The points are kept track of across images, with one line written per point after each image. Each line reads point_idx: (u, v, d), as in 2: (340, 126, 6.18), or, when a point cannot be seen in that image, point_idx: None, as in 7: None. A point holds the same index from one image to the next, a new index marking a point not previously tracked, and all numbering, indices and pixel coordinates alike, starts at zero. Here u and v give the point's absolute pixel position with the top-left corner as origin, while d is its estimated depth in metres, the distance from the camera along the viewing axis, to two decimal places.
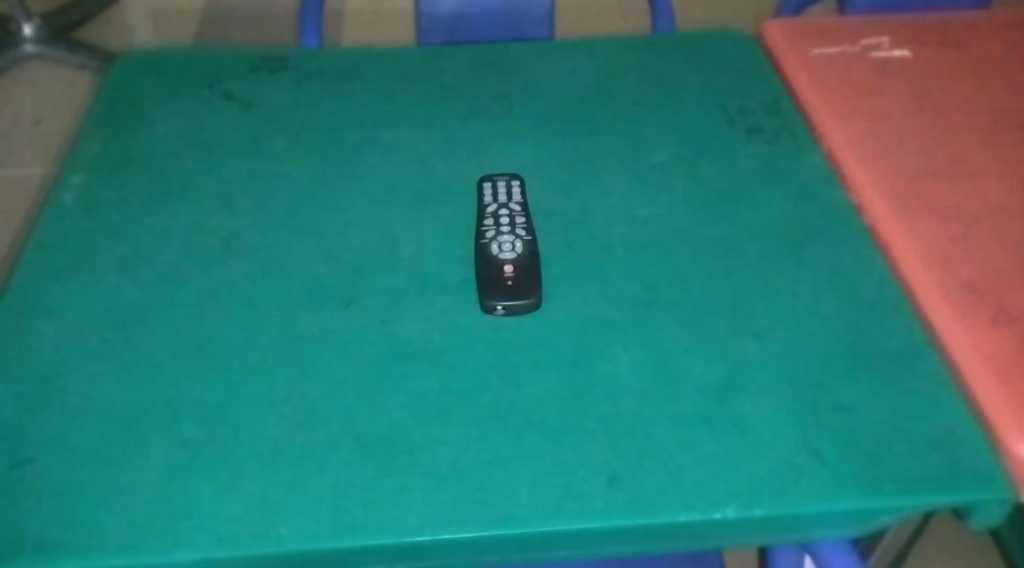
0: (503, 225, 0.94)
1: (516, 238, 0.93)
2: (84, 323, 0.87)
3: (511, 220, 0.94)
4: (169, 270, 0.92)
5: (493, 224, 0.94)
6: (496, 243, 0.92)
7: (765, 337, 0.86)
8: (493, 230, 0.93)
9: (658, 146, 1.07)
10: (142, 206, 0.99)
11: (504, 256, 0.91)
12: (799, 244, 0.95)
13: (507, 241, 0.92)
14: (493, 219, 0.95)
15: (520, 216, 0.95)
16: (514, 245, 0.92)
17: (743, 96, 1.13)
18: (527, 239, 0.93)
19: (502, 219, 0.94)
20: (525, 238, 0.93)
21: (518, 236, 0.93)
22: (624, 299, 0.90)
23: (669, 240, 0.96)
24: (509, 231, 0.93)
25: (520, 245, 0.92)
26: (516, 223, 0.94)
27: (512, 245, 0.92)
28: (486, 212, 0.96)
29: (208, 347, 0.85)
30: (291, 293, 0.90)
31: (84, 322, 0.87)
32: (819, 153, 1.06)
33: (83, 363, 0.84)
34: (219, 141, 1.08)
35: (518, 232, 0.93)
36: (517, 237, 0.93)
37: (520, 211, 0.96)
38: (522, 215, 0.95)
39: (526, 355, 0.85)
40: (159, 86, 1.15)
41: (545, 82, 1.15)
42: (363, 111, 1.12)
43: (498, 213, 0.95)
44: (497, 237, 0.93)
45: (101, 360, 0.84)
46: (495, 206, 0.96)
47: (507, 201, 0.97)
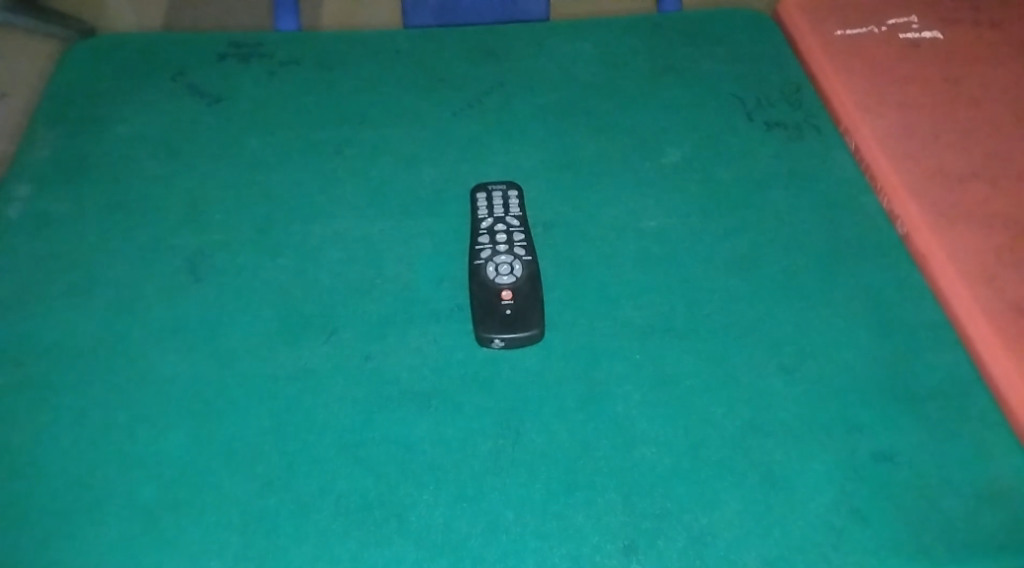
0: (499, 244, 0.84)
1: (514, 258, 0.83)
2: (30, 364, 0.78)
3: (508, 238, 0.85)
4: (127, 298, 0.83)
5: (488, 242, 0.84)
6: (492, 265, 0.82)
7: (793, 372, 0.77)
8: (488, 250, 0.84)
9: (669, 144, 0.96)
10: (97, 221, 0.89)
11: (501, 280, 0.81)
12: (828, 259, 0.86)
13: (505, 261, 0.82)
14: (488, 237, 0.85)
15: (518, 232, 0.85)
16: (512, 266, 0.82)
17: (762, 82, 1.03)
18: (527, 259, 0.83)
19: (498, 237, 0.85)
20: (525, 258, 0.83)
21: (516, 256, 0.83)
22: (636, 326, 0.80)
23: (683, 255, 0.86)
24: (506, 251, 0.83)
25: (519, 266, 0.82)
26: (514, 241, 0.84)
27: (510, 266, 0.82)
28: (480, 228, 0.86)
29: (168, 390, 0.76)
30: (264, 324, 0.81)
31: (30, 362, 0.78)
32: (845, 150, 0.96)
33: (28, 412, 0.75)
34: (182, 143, 0.97)
35: (517, 251, 0.83)
36: (515, 258, 0.83)
37: (518, 225, 0.86)
38: (521, 231, 0.85)
39: (527, 396, 0.76)
40: (116, 76, 1.03)
41: (543, 71, 1.04)
42: (342, 106, 1.01)
43: (494, 229, 0.85)
44: (493, 258, 0.83)
45: (49, 408, 0.75)
46: (491, 219, 0.86)
47: (504, 214, 0.87)
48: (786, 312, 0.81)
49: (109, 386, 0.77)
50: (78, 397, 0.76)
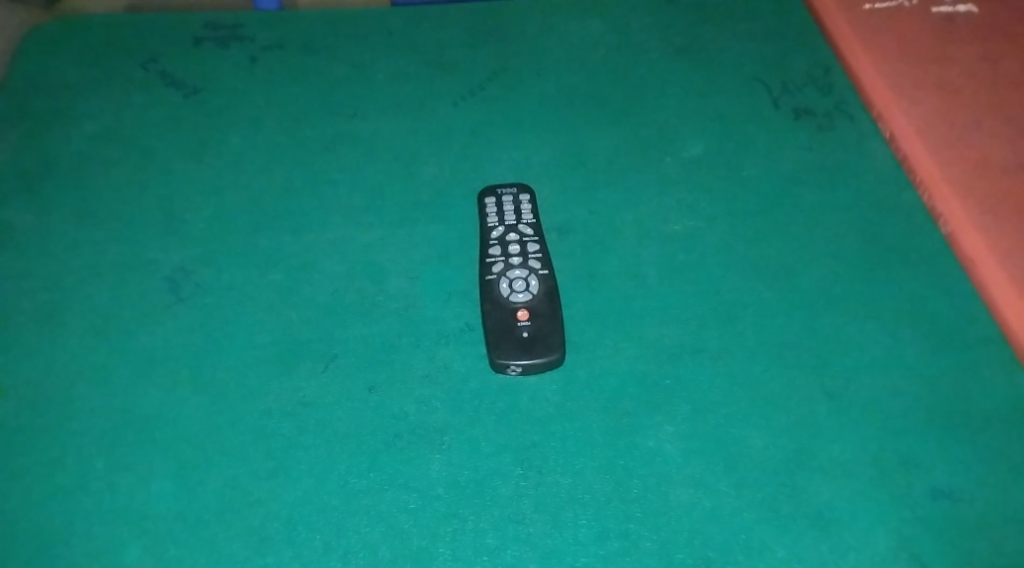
0: (512, 256, 0.77)
1: (530, 273, 0.76)
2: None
3: (522, 249, 0.77)
4: (103, 323, 0.75)
5: (499, 254, 0.77)
6: (506, 281, 0.75)
7: (839, 397, 0.71)
8: (501, 263, 0.76)
9: (690, 137, 0.89)
10: (65, 234, 0.81)
11: (516, 298, 0.74)
12: (868, 265, 0.79)
13: (520, 277, 0.75)
14: (500, 248, 0.78)
15: (532, 242, 0.78)
16: (528, 283, 0.75)
17: (788, 63, 0.94)
18: (544, 274, 0.76)
19: (511, 247, 0.77)
20: (541, 272, 0.76)
21: (532, 270, 0.76)
22: (664, 346, 0.74)
23: (712, 263, 0.79)
24: (520, 264, 0.76)
25: (535, 282, 0.75)
26: (528, 252, 0.77)
27: (526, 282, 0.75)
28: (491, 237, 0.78)
29: (151, 431, 0.70)
30: (256, 353, 0.74)
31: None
32: (880, 140, 0.88)
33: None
34: (157, 141, 0.88)
35: (532, 264, 0.76)
36: (530, 272, 0.76)
37: (532, 234, 0.79)
38: (535, 240, 0.78)
39: (550, 431, 0.70)
40: (81, 64, 0.94)
41: (549, 55, 0.96)
42: (332, 97, 0.93)
43: (506, 238, 0.78)
44: (506, 273, 0.76)
45: (19, 456, 0.69)
46: (501, 228, 0.79)
47: (516, 221, 0.79)
48: (828, 328, 0.75)
49: (87, 426, 0.70)
50: (53, 441, 0.69)
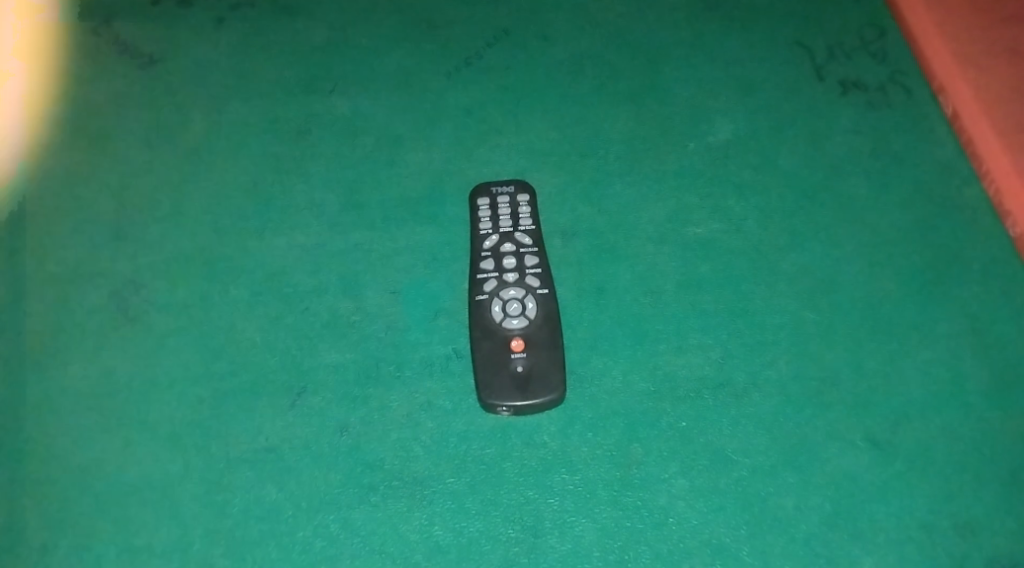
0: (507, 272, 0.67)
1: (526, 293, 0.66)
2: None
3: (518, 262, 0.67)
4: (44, 349, 0.67)
5: (493, 270, 0.67)
6: (498, 303, 0.65)
7: (884, 447, 0.61)
8: (494, 280, 0.66)
9: (717, 117, 0.77)
10: (4, 238, 0.71)
11: (510, 324, 0.64)
12: (923, 276, 0.68)
13: (515, 298, 0.65)
14: (493, 262, 0.67)
15: (531, 253, 0.68)
16: (524, 306, 0.65)
17: (834, 24, 0.81)
18: (543, 294, 0.66)
19: (505, 261, 0.67)
20: (540, 293, 0.66)
21: (529, 289, 0.66)
22: (682, 380, 0.64)
23: (740, 274, 0.68)
24: (516, 282, 0.66)
25: (533, 305, 0.65)
26: (525, 266, 0.67)
27: (522, 305, 0.65)
28: (483, 248, 0.68)
29: (98, 481, 0.63)
30: (215, 386, 0.65)
31: None
32: (940, 120, 0.75)
33: None
34: (108, 123, 0.77)
35: (529, 283, 0.66)
36: (527, 293, 0.66)
37: (531, 244, 0.68)
38: (534, 251, 0.68)
39: (546, 483, 0.61)
40: (25, 29, 0.82)
41: (557, 15, 0.83)
42: (307, 66, 0.81)
43: (500, 250, 0.68)
44: (499, 292, 0.66)
45: None
46: (495, 236, 0.68)
47: (512, 227, 0.69)
48: (875, 359, 0.64)
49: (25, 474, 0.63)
50: None
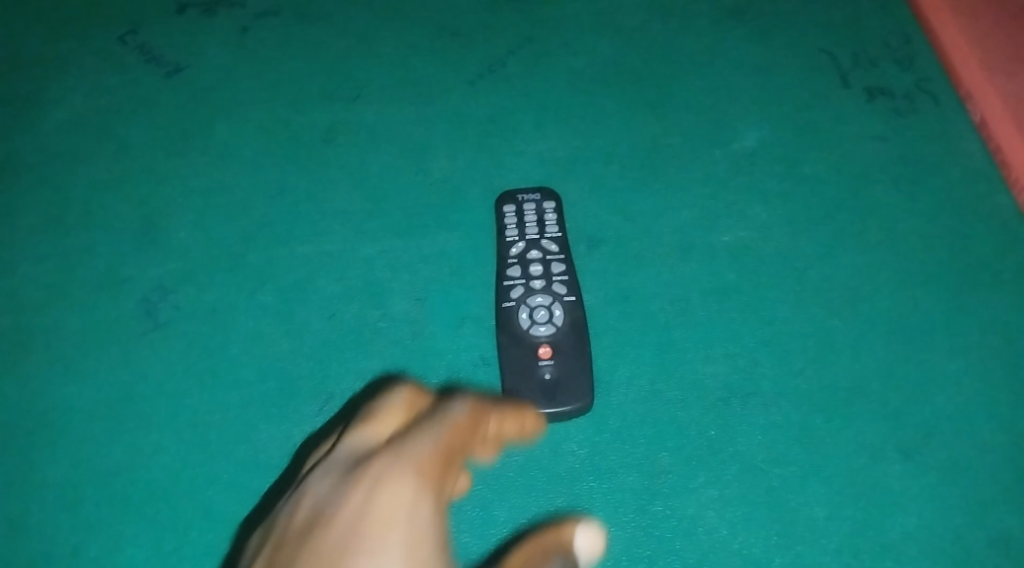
0: (534, 279, 0.67)
1: (554, 300, 0.66)
2: None
3: (545, 269, 0.67)
4: (73, 355, 0.67)
5: (519, 277, 0.67)
6: (526, 310, 0.65)
7: (916, 457, 0.61)
8: (520, 287, 0.66)
9: (742, 125, 0.76)
10: (32, 244, 0.72)
11: (537, 331, 0.64)
12: (953, 286, 0.67)
13: (541, 305, 0.65)
14: (520, 269, 0.67)
15: (557, 260, 0.68)
16: (551, 313, 0.65)
17: (859, 31, 0.81)
18: (570, 301, 0.66)
19: (532, 268, 0.67)
20: (567, 299, 0.66)
21: (556, 297, 0.66)
22: (710, 388, 0.64)
23: (768, 282, 0.68)
24: (542, 289, 0.66)
25: (560, 312, 0.65)
26: (552, 273, 0.67)
27: (548, 313, 0.65)
28: (510, 255, 0.68)
29: (127, 487, 0.63)
30: (242, 392, 0.66)
31: None
32: (967, 127, 0.75)
33: None
34: (135, 130, 0.77)
35: (556, 290, 0.66)
36: (554, 300, 0.66)
37: (557, 251, 0.68)
38: (560, 258, 0.68)
39: (575, 492, 0.61)
40: (51, 38, 0.82)
41: (581, 23, 0.83)
42: (332, 73, 0.81)
43: (527, 257, 0.68)
44: (526, 300, 0.66)
45: None
46: (521, 243, 0.68)
47: (538, 234, 0.69)
48: (904, 367, 0.64)
49: (55, 479, 0.63)
50: (20, 497, 0.63)
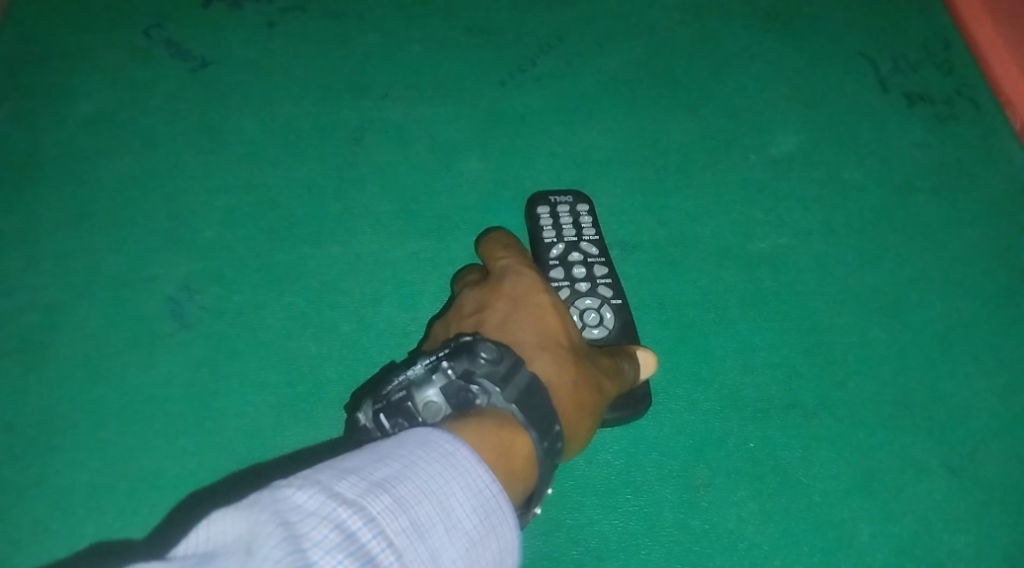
0: (579, 281, 0.65)
1: (602, 303, 0.64)
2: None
3: (589, 272, 0.66)
4: (98, 357, 0.66)
5: (565, 279, 0.65)
6: (575, 313, 0.64)
7: (961, 473, 0.62)
8: (567, 289, 0.65)
9: (780, 128, 0.75)
10: (57, 243, 0.70)
11: (590, 334, 0.63)
12: (992, 300, 0.67)
13: (591, 308, 0.64)
14: (564, 271, 0.65)
15: (600, 262, 0.66)
16: (602, 317, 0.64)
17: (899, 33, 0.79)
18: (618, 303, 0.65)
19: (576, 270, 0.65)
20: (615, 302, 0.65)
21: (604, 299, 0.65)
22: (749, 399, 0.63)
23: (806, 292, 0.67)
24: (589, 292, 0.65)
25: (610, 314, 0.64)
26: (596, 275, 0.66)
27: (599, 315, 0.64)
28: (551, 257, 0.66)
29: (156, 492, 0.62)
30: (271, 396, 0.65)
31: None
32: (1009, 136, 0.74)
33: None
34: (161, 126, 0.76)
35: (603, 292, 0.65)
36: (603, 302, 0.64)
37: (598, 253, 0.67)
38: (602, 260, 0.66)
39: (613, 503, 0.60)
40: (73, 30, 0.80)
41: (613, 16, 0.81)
42: (358, 66, 0.78)
43: (569, 259, 0.66)
44: (574, 302, 0.64)
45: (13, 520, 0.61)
46: (561, 245, 0.66)
47: (577, 236, 0.67)
48: (943, 383, 0.64)
49: (81, 482, 0.62)
50: (46, 503, 0.62)
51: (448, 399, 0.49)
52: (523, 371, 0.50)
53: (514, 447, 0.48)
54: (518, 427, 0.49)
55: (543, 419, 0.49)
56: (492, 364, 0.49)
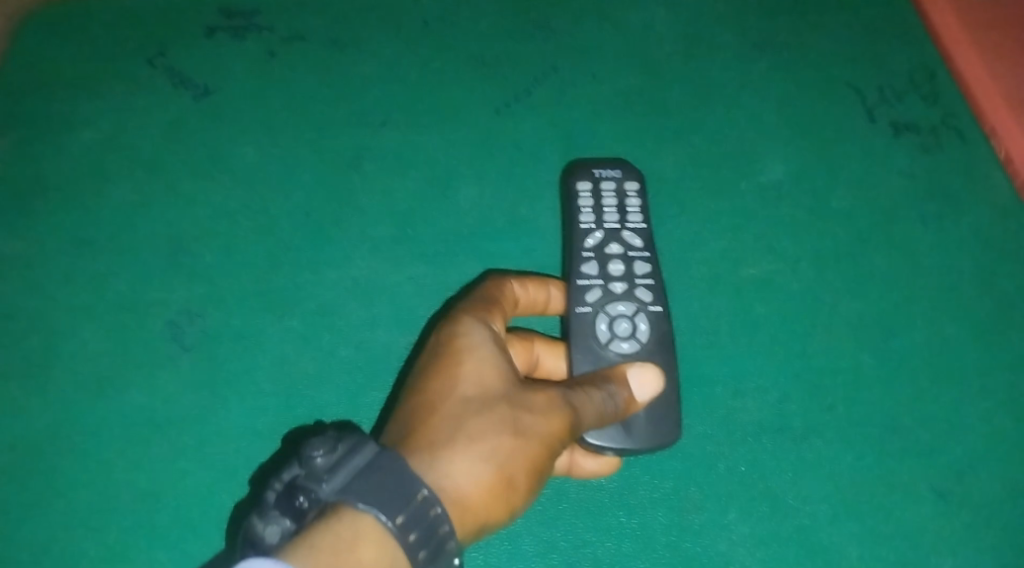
0: (616, 279, 0.68)
1: (638, 310, 0.66)
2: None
3: (627, 270, 0.68)
4: (99, 381, 0.67)
5: (601, 274, 0.68)
6: (609, 314, 0.66)
7: (948, 497, 0.63)
8: (602, 287, 0.67)
9: (770, 157, 0.76)
10: (60, 268, 0.72)
11: (621, 335, 0.66)
12: (978, 326, 0.69)
13: (625, 314, 0.66)
14: (601, 265, 0.68)
15: (641, 258, 0.68)
16: (635, 327, 0.66)
17: (886, 65, 0.81)
18: (653, 311, 0.66)
19: (614, 266, 0.68)
20: (651, 309, 0.66)
21: (640, 304, 0.67)
22: (740, 424, 0.65)
23: (796, 318, 0.69)
24: (626, 295, 0.67)
25: (644, 324, 0.66)
26: (634, 274, 0.68)
27: (632, 324, 0.66)
28: (591, 246, 0.69)
29: (155, 513, 0.63)
30: (270, 418, 0.66)
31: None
32: (994, 164, 0.75)
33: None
34: (163, 154, 0.77)
35: (640, 295, 0.67)
36: (638, 307, 0.66)
37: (640, 247, 0.69)
38: (643, 255, 0.69)
39: (605, 526, 0.61)
40: (78, 58, 0.82)
41: (607, 47, 0.82)
42: (357, 96, 0.80)
43: (607, 251, 0.69)
44: (609, 300, 0.67)
45: (16, 541, 0.62)
46: (601, 233, 0.69)
47: (620, 225, 0.70)
48: (930, 408, 0.66)
49: (83, 504, 0.63)
50: (47, 524, 0.63)
51: (286, 514, 0.50)
52: (356, 458, 0.52)
53: (355, 540, 0.49)
54: (362, 517, 0.50)
55: (385, 501, 0.50)
56: (322, 462, 0.51)
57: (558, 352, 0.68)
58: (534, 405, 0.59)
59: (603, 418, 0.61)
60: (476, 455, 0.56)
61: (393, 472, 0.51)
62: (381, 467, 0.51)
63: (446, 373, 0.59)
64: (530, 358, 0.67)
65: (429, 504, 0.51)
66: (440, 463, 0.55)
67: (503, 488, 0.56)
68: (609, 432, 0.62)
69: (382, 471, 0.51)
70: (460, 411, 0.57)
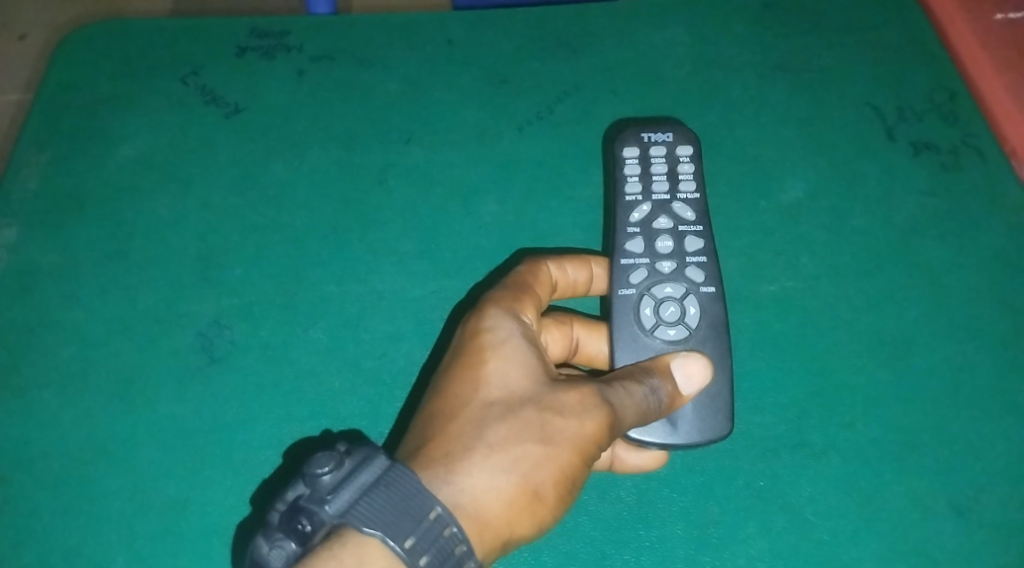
0: (665, 257, 0.69)
1: (689, 291, 0.67)
2: (25, 484, 0.66)
3: (679, 247, 0.69)
4: (130, 390, 0.69)
5: (650, 253, 0.69)
6: (658, 296, 0.67)
7: (966, 514, 0.63)
8: (650, 264, 0.68)
9: (790, 175, 0.77)
10: (94, 279, 0.74)
11: (668, 318, 0.67)
12: (996, 344, 0.69)
13: (675, 298, 0.67)
14: (650, 241, 0.69)
15: (693, 233, 0.69)
16: (684, 310, 0.67)
17: (906, 84, 0.81)
18: (705, 292, 0.67)
19: (664, 242, 0.69)
20: (702, 291, 0.67)
21: (691, 285, 0.68)
22: (759, 439, 0.65)
23: (814, 334, 0.69)
24: (676, 275, 0.68)
25: (694, 306, 0.67)
26: (684, 254, 0.69)
27: (681, 307, 0.67)
28: (639, 217, 0.70)
29: (181, 518, 0.64)
30: (294, 428, 0.67)
31: (25, 481, 0.66)
32: (1012, 183, 0.76)
33: (25, 550, 0.64)
34: (194, 169, 0.79)
35: (690, 278, 0.68)
36: (688, 289, 0.67)
37: (693, 220, 0.70)
38: (696, 229, 0.70)
39: (625, 538, 0.62)
40: (115, 77, 0.84)
41: (628, 66, 0.84)
42: (382, 114, 0.82)
43: (657, 225, 0.70)
44: (658, 280, 0.68)
45: (46, 544, 0.64)
46: (650, 205, 0.70)
47: (671, 197, 0.71)
48: (949, 425, 0.66)
49: (112, 509, 0.65)
50: (77, 528, 0.64)
51: (292, 535, 0.52)
52: (363, 474, 0.53)
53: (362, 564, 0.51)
54: (369, 540, 0.51)
55: (391, 523, 0.51)
56: (328, 482, 0.52)
57: (598, 333, 0.69)
58: (564, 407, 0.59)
59: (646, 413, 0.62)
60: (501, 457, 0.57)
61: (399, 491, 0.52)
62: (387, 485, 0.52)
63: (472, 373, 0.61)
64: (570, 340, 0.68)
65: (439, 521, 0.52)
66: (464, 470, 0.56)
67: (528, 494, 0.57)
68: (656, 427, 0.64)
69: (388, 489, 0.52)
70: (485, 415, 0.59)
